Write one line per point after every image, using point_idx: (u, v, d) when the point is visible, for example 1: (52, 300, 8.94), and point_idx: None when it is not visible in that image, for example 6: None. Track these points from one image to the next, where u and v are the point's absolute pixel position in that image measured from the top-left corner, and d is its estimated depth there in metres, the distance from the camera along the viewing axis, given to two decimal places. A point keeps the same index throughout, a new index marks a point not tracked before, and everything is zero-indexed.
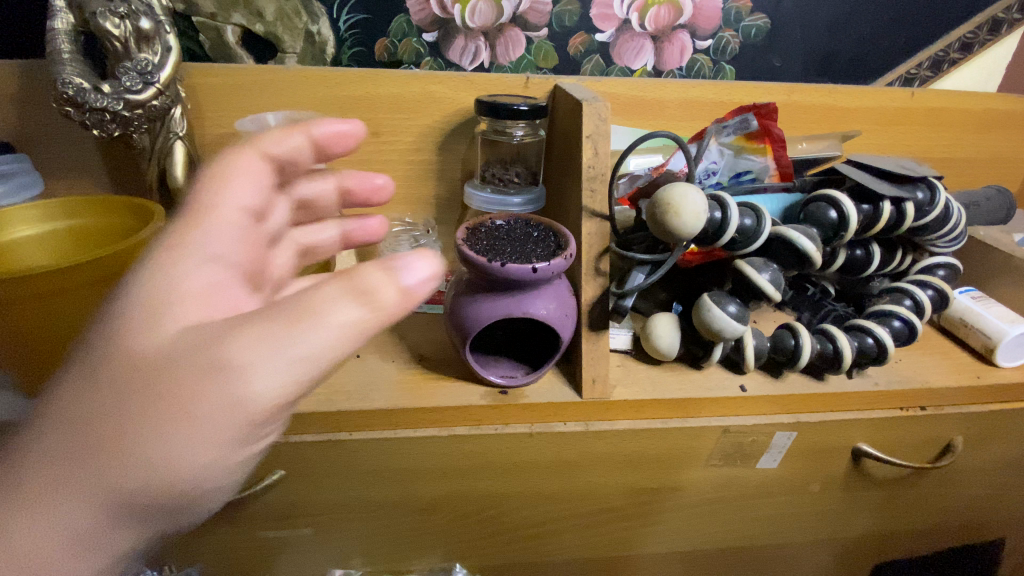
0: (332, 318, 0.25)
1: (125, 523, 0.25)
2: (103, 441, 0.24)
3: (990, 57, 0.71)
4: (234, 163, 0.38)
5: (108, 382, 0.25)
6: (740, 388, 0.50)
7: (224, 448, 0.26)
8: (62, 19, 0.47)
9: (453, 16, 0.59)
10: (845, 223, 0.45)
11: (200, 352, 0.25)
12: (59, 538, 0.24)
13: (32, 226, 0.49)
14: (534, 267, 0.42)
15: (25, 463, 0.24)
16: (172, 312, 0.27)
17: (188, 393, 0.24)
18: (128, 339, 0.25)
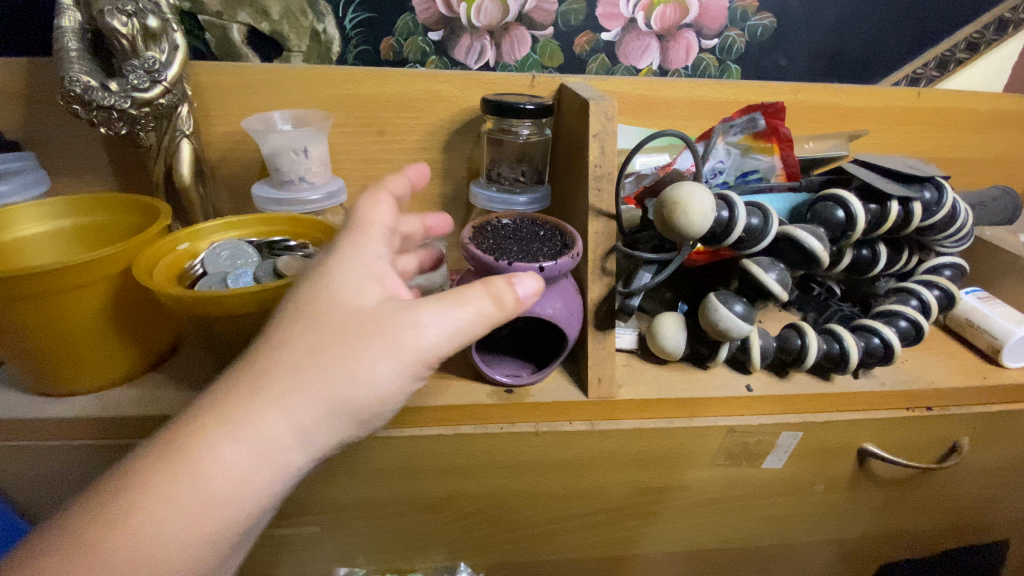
0: (482, 305, 0.36)
1: (323, 432, 0.34)
2: (323, 368, 0.33)
3: (996, 57, 0.70)
4: (368, 203, 0.40)
5: (327, 325, 0.34)
6: (746, 388, 0.50)
7: (398, 384, 0.36)
8: (69, 16, 0.47)
9: (458, 15, 0.59)
10: (852, 223, 0.46)
11: (392, 313, 0.35)
12: (283, 437, 0.32)
13: (38, 224, 0.49)
14: (541, 267, 0.42)
15: (264, 378, 0.33)
16: (361, 279, 0.36)
17: (385, 340, 0.34)
18: (338, 297, 0.35)
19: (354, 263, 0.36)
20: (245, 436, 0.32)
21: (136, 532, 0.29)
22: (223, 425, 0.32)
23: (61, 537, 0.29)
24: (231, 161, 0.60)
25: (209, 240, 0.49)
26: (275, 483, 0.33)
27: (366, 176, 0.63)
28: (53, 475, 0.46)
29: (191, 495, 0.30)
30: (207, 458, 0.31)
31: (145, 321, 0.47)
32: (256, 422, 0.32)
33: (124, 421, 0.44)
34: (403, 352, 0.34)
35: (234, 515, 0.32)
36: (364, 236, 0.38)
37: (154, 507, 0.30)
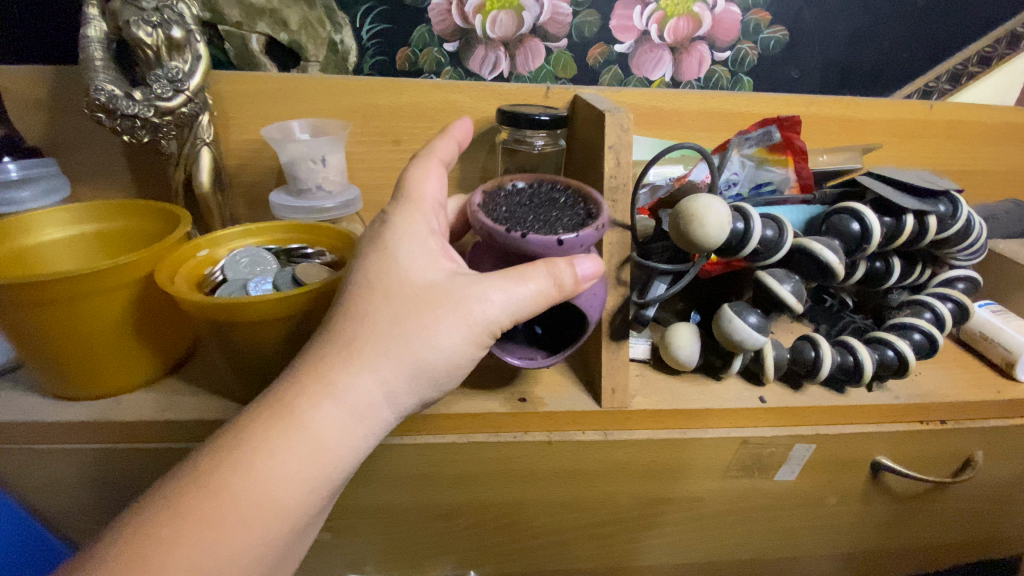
0: (544, 282, 0.37)
1: (405, 394, 0.38)
2: (406, 335, 0.36)
3: (1008, 71, 0.71)
4: (419, 174, 0.43)
5: (402, 290, 0.37)
6: (760, 399, 0.50)
7: (470, 351, 0.39)
8: (96, 27, 0.48)
9: (474, 26, 0.60)
10: (868, 236, 0.45)
11: (462, 281, 0.38)
12: (374, 393, 0.36)
13: (59, 229, 0.50)
14: (559, 240, 0.38)
15: (353, 340, 0.37)
16: (425, 253, 0.39)
17: (458, 305, 0.37)
18: (410, 266, 0.38)
19: (417, 239, 0.39)
20: (340, 393, 0.35)
21: (263, 473, 0.33)
22: (323, 382, 0.35)
23: (195, 478, 0.33)
24: (250, 168, 0.61)
25: (228, 246, 0.49)
26: (367, 438, 0.37)
27: (382, 185, 0.64)
28: (71, 478, 0.46)
29: (302, 444, 0.34)
30: (313, 411, 0.35)
31: (164, 327, 0.48)
32: (350, 378, 0.36)
33: (139, 425, 0.44)
34: (474, 318, 0.37)
35: (340, 461, 0.35)
36: (418, 207, 0.41)
37: (273, 453, 0.34)
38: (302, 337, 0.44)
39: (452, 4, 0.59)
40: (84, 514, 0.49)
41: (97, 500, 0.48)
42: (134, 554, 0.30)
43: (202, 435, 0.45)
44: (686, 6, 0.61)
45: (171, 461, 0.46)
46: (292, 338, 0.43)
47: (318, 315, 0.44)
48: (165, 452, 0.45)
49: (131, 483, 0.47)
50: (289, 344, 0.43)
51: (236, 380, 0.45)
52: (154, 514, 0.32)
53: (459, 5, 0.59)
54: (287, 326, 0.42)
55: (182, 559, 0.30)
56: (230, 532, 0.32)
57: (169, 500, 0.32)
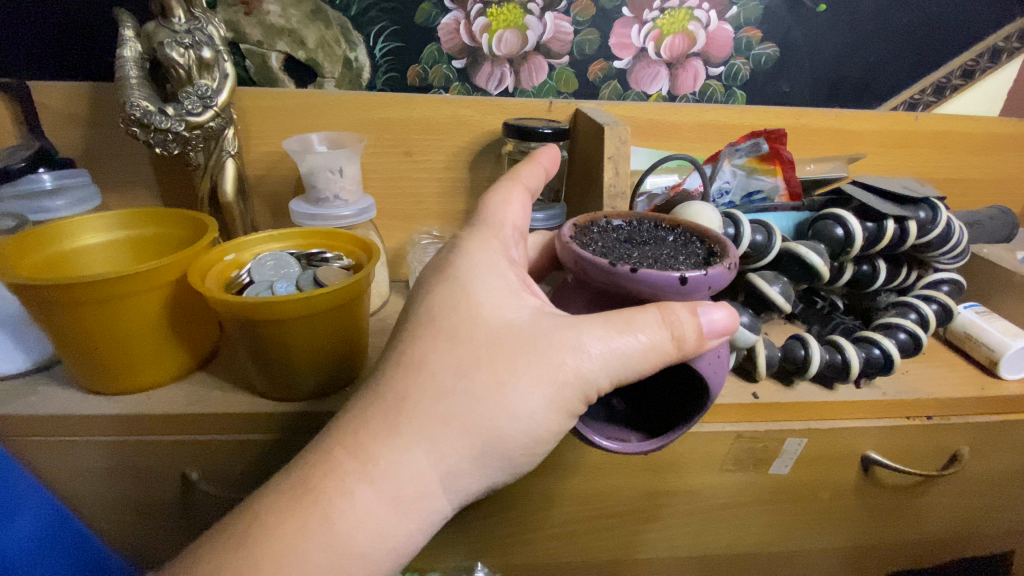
0: (658, 333, 0.34)
1: (465, 472, 0.36)
2: (467, 398, 0.35)
3: (991, 83, 0.74)
4: (500, 203, 0.44)
5: (465, 347, 0.36)
6: (753, 395, 0.53)
7: (546, 422, 0.36)
8: (131, 48, 0.52)
9: (481, 44, 0.64)
10: (851, 240, 0.48)
11: (539, 335, 0.36)
12: (432, 463, 0.35)
13: (95, 235, 0.53)
14: (683, 277, 0.34)
15: (402, 410, 0.35)
16: (504, 295, 0.38)
17: (533, 366, 0.35)
18: (482, 314, 0.37)
19: (491, 283, 0.39)
20: (383, 474, 0.34)
21: (308, 545, 0.33)
22: (363, 462, 0.34)
23: (236, 543, 0.34)
24: (270, 178, 0.64)
25: (253, 250, 0.52)
26: (415, 522, 0.35)
27: (394, 194, 0.67)
28: (103, 468, 0.49)
29: (343, 523, 0.34)
30: (358, 484, 0.34)
31: (190, 327, 0.51)
32: (396, 457, 0.34)
33: (169, 418, 0.47)
34: (552, 381, 0.35)
35: (389, 533, 0.35)
36: (494, 240, 0.41)
37: (319, 525, 0.33)
38: (324, 334, 0.47)
39: (460, 23, 0.63)
40: (112, 504, 0.51)
41: (127, 490, 0.51)
42: None
43: (229, 427, 0.48)
44: (681, 25, 0.65)
45: (199, 452, 0.49)
46: (313, 336, 0.46)
47: (337, 313, 0.47)
48: (193, 444, 0.48)
49: (160, 474, 0.50)
50: (310, 340, 0.46)
51: (259, 375, 0.48)
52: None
53: (466, 24, 0.63)
54: (310, 323, 0.46)
55: None
56: None
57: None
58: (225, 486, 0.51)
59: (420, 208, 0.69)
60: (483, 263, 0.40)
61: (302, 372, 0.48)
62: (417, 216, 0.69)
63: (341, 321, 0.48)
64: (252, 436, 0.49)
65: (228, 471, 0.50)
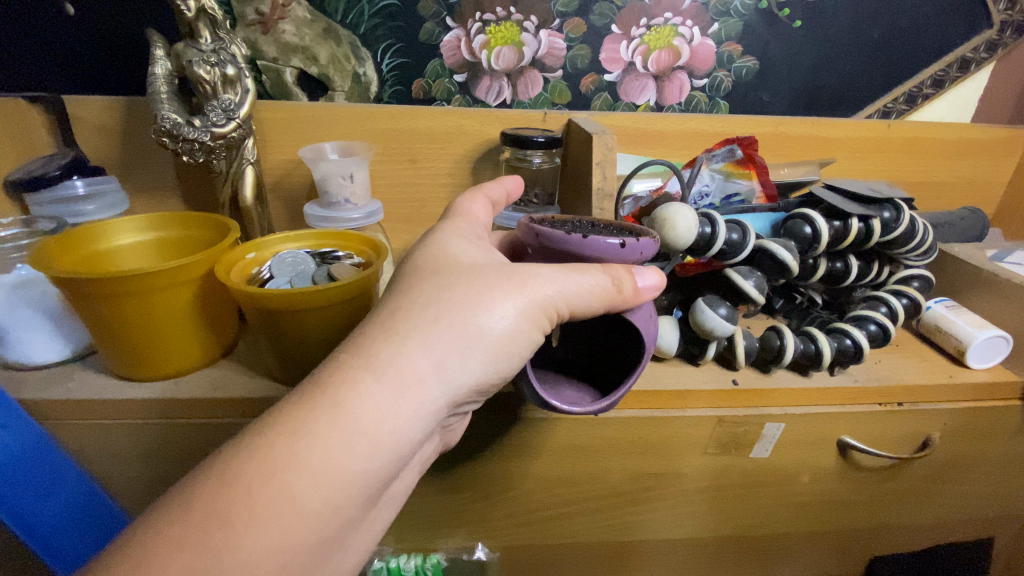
0: (601, 276, 0.39)
1: (456, 370, 0.39)
2: (453, 307, 0.39)
3: (960, 92, 0.78)
4: (466, 201, 0.50)
5: (447, 272, 0.41)
6: (733, 381, 0.57)
7: (525, 328, 0.40)
8: (161, 66, 0.57)
9: (480, 59, 0.69)
10: (818, 238, 0.53)
11: (508, 265, 0.41)
12: (425, 360, 0.38)
13: (127, 236, 0.58)
14: (622, 242, 0.40)
15: (396, 317, 0.39)
16: (476, 249, 0.44)
17: (508, 284, 0.40)
18: (459, 257, 0.42)
19: (465, 239, 0.44)
20: (385, 365, 0.37)
21: (313, 432, 0.35)
22: (364, 359, 0.37)
23: (244, 442, 0.35)
24: (286, 183, 0.70)
25: (272, 249, 0.57)
26: (415, 409, 0.37)
27: (400, 199, 0.73)
28: (133, 451, 0.54)
29: (345, 413, 0.35)
30: (359, 378, 0.36)
31: (215, 320, 0.56)
32: (394, 352, 0.37)
33: (198, 401, 0.51)
34: (529, 289, 0.39)
35: (387, 423, 0.36)
36: (463, 222, 0.47)
37: (324, 415, 0.35)
38: (335, 324, 0.51)
39: (461, 41, 0.68)
40: (141, 483, 0.56)
41: (155, 471, 0.55)
42: (191, 511, 0.32)
43: (248, 411, 0.52)
44: (667, 41, 0.70)
45: (220, 434, 0.53)
46: (327, 327, 0.51)
47: (350, 305, 0.51)
48: (215, 426, 0.53)
49: (184, 455, 0.54)
50: (323, 331, 0.51)
51: (276, 364, 0.52)
52: (197, 493, 0.33)
53: (467, 42, 0.68)
54: (325, 315, 0.50)
55: (234, 515, 0.32)
56: (279, 490, 0.33)
57: (211, 482, 0.33)
58: None
59: (424, 211, 0.74)
60: (455, 228, 0.45)
61: (319, 360, 0.52)
62: (421, 219, 0.74)
63: (351, 313, 0.52)
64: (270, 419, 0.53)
65: None
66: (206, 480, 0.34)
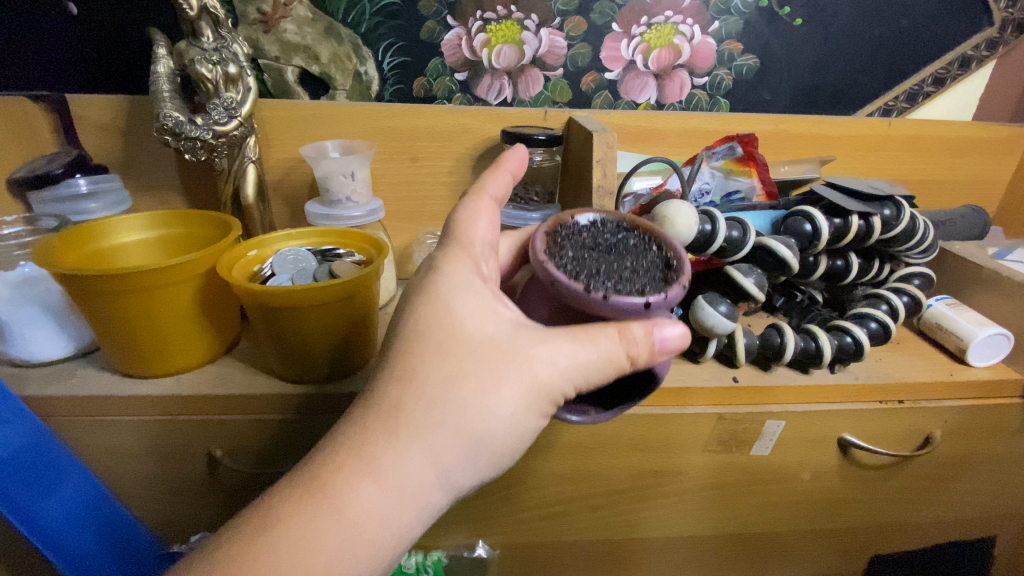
0: (615, 354, 0.37)
1: (460, 466, 0.38)
2: (459, 401, 0.37)
3: (960, 90, 0.78)
4: (467, 216, 0.43)
5: (452, 357, 0.37)
6: (733, 378, 0.57)
7: (529, 420, 0.39)
8: (164, 64, 0.57)
9: (481, 58, 0.69)
10: (818, 235, 0.53)
11: (519, 346, 0.37)
12: (427, 462, 0.36)
13: (130, 233, 0.58)
14: (647, 301, 0.35)
15: (397, 415, 0.36)
16: (484, 308, 0.38)
17: (517, 374, 0.37)
18: (466, 328, 0.38)
19: (472, 296, 0.39)
20: (385, 472, 0.36)
21: (315, 543, 0.34)
22: (363, 462, 0.35)
23: (242, 548, 0.34)
24: (288, 181, 0.70)
25: (274, 246, 0.57)
26: (417, 511, 0.37)
27: (401, 198, 0.73)
28: (135, 447, 0.54)
29: (346, 521, 0.35)
30: (359, 482, 0.35)
31: (217, 318, 0.56)
32: (395, 456, 0.36)
33: (200, 398, 0.52)
34: (536, 385, 0.37)
35: (389, 529, 0.36)
36: (465, 254, 0.41)
37: (325, 524, 0.34)
38: (336, 321, 0.52)
39: (462, 39, 0.68)
40: (144, 479, 0.56)
41: (158, 467, 0.55)
42: None
43: (250, 407, 0.53)
44: (667, 39, 0.70)
45: (223, 431, 0.53)
46: (327, 323, 0.51)
47: (350, 302, 0.52)
48: (219, 423, 0.53)
49: (186, 452, 0.55)
50: (324, 328, 0.51)
51: (278, 360, 0.53)
52: None
53: (467, 40, 0.68)
54: (325, 311, 0.50)
55: None
56: None
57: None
58: (247, 461, 0.56)
59: (425, 210, 0.74)
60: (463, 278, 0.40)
61: (320, 357, 0.52)
62: (422, 217, 0.75)
63: (350, 310, 0.52)
64: (271, 415, 0.53)
65: (250, 448, 0.55)
66: (203, 574, 0.33)
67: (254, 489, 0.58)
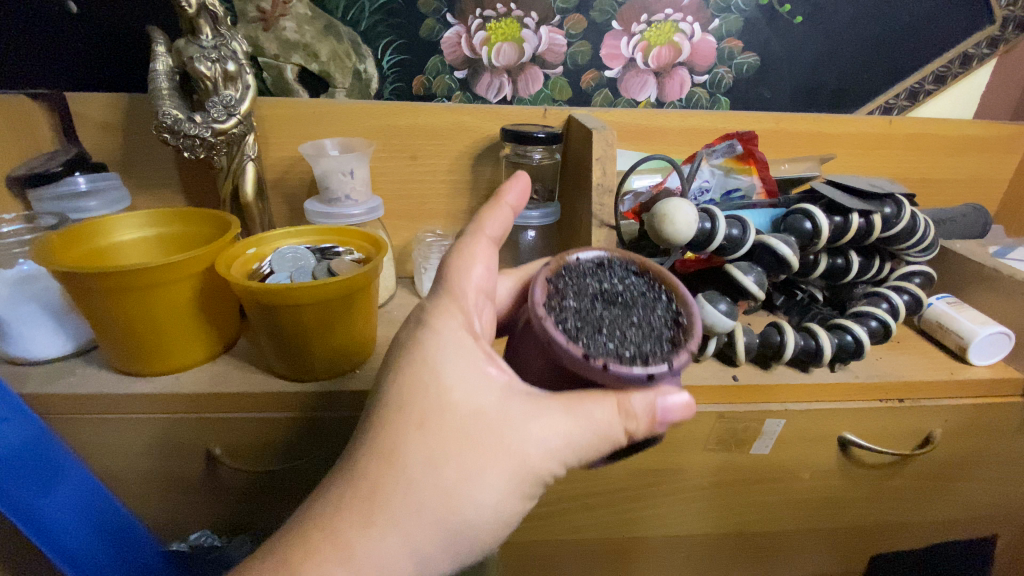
0: (608, 429, 0.35)
1: (441, 548, 0.36)
2: (443, 482, 0.35)
3: (962, 88, 0.78)
4: (462, 264, 0.40)
5: (437, 433, 0.35)
6: (732, 377, 0.57)
7: (515, 496, 0.37)
8: (162, 62, 0.57)
9: (481, 56, 0.69)
10: (818, 233, 0.53)
11: (509, 420, 0.35)
12: (407, 547, 0.34)
13: (129, 232, 0.58)
14: (649, 374, 0.33)
15: (376, 495, 0.34)
16: (472, 376, 0.36)
17: (505, 451, 0.35)
18: (452, 399, 0.36)
19: (459, 365, 0.37)
20: (362, 561, 0.33)
21: None
22: (338, 548, 0.33)
23: None
24: (288, 179, 0.70)
25: (273, 244, 0.57)
26: None
27: (401, 196, 0.73)
28: (134, 445, 0.54)
29: None
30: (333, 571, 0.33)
31: (216, 317, 0.56)
32: (372, 543, 0.33)
33: (199, 396, 0.52)
34: (523, 462, 0.36)
35: None
36: (458, 309, 0.39)
37: None
38: (335, 319, 0.51)
39: (461, 38, 0.68)
40: (143, 477, 0.56)
41: (157, 465, 0.55)
42: None
43: (249, 405, 0.53)
44: (667, 37, 0.70)
45: (222, 429, 0.53)
46: (327, 321, 0.51)
47: (349, 300, 0.51)
48: (217, 421, 0.53)
49: (185, 451, 0.54)
50: (323, 326, 0.51)
51: (277, 358, 0.53)
52: None
53: (467, 38, 0.68)
54: (324, 310, 0.50)
55: None
56: None
57: None
58: (246, 459, 0.56)
59: (425, 208, 0.74)
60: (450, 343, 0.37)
61: (320, 354, 0.52)
62: (422, 216, 0.75)
63: (350, 308, 0.52)
64: (270, 413, 0.53)
65: (249, 446, 0.55)
66: None
67: (253, 486, 0.58)
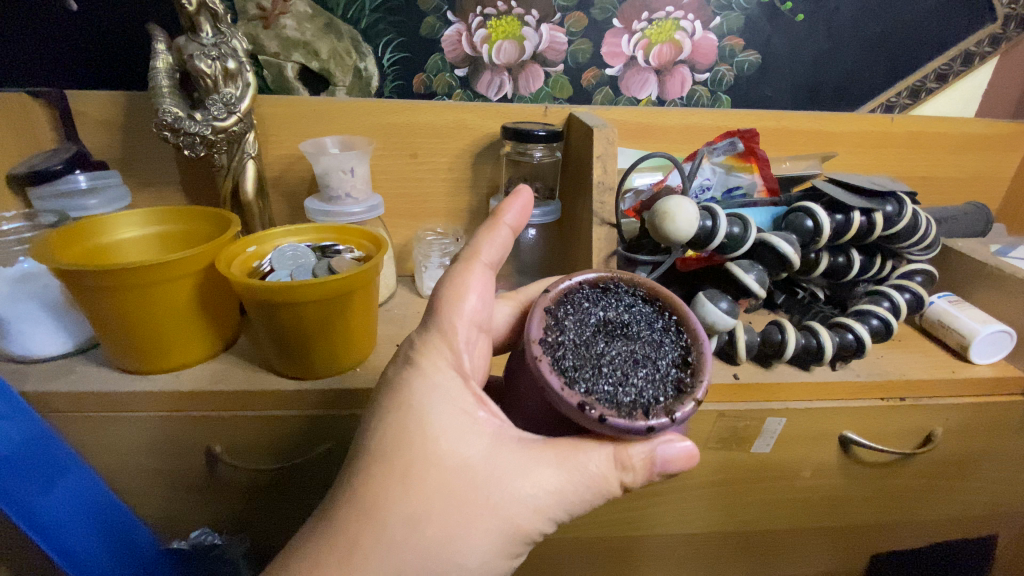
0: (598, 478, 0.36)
1: None
2: (427, 538, 0.34)
3: (964, 86, 0.78)
4: (455, 295, 0.41)
5: (421, 487, 0.34)
6: (733, 375, 0.57)
7: (499, 552, 0.37)
8: (162, 59, 0.57)
9: (481, 54, 0.69)
10: (819, 231, 0.53)
11: (496, 471, 0.36)
12: None
13: (130, 230, 0.58)
14: (649, 425, 0.33)
15: (356, 553, 0.33)
16: (460, 424, 0.36)
17: (492, 505, 0.35)
18: (438, 449, 0.35)
19: (446, 413, 0.37)
20: None
21: None
22: None
23: None
24: (287, 177, 0.70)
25: (273, 243, 0.57)
26: None
27: (401, 195, 0.73)
28: (135, 444, 0.54)
29: None
30: None
31: (215, 315, 0.56)
32: None
33: (199, 394, 0.52)
34: (509, 516, 0.36)
35: None
36: (447, 346, 0.40)
37: None
38: (335, 317, 0.51)
39: (462, 35, 0.67)
40: (143, 476, 0.56)
41: (157, 463, 0.55)
42: None
43: (249, 403, 0.53)
44: (668, 34, 0.69)
45: (222, 427, 0.53)
46: (327, 319, 0.51)
47: (349, 298, 0.51)
48: (217, 419, 0.53)
49: (185, 449, 0.54)
50: (324, 324, 0.51)
51: (277, 356, 0.52)
52: None
53: (467, 36, 0.68)
54: (324, 307, 0.50)
55: None
56: None
57: None
58: (246, 457, 0.55)
59: (425, 206, 0.74)
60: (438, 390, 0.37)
61: (320, 352, 0.52)
62: (422, 214, 0.74)
63: (350, 305, 0.52)
64: (270, 411, 0.53)
65: (249, 445, 0.55)
66: None
67: (253, 485, 0.58)
